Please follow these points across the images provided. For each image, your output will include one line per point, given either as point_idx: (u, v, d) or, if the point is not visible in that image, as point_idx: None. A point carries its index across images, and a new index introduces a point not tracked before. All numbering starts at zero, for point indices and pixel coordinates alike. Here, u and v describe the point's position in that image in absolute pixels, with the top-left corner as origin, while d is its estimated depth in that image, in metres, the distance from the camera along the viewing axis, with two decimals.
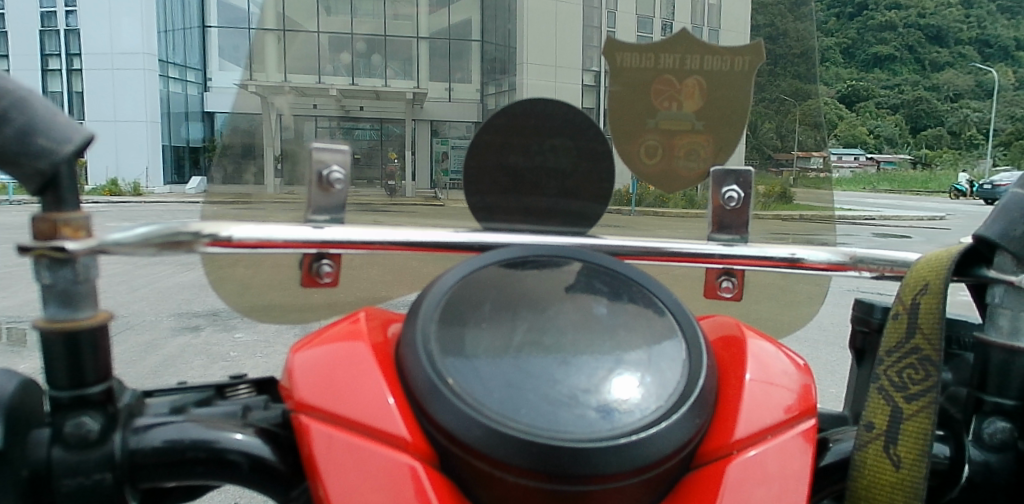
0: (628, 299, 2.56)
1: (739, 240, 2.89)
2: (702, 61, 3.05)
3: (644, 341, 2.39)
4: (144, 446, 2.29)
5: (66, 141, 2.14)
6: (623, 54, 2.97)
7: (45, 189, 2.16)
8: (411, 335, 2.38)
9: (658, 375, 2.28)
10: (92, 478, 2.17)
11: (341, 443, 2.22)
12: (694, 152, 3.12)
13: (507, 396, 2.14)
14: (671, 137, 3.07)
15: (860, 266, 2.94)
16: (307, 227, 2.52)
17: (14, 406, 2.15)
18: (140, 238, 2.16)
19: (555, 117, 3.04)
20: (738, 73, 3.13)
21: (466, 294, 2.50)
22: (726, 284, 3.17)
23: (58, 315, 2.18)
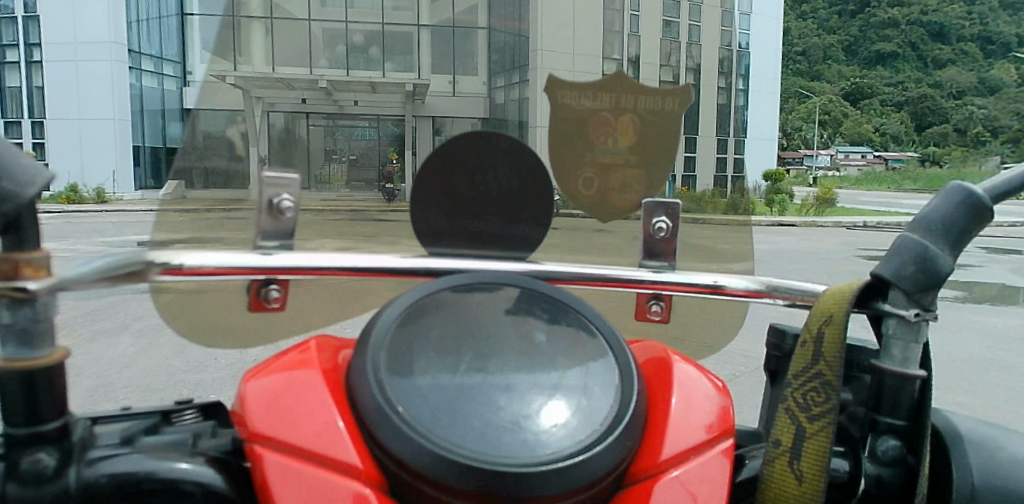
0: (569, 322, 2.38)
1: (668, 269, 2.81)
2: (634, 98, 2.71)
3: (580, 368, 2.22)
4: (99, 477, 2.06)
5: (31, 182, 1.90)
6: (563, 94, 2.66)
7: (9, 227, 1.96)
8: (361, 363, 2.17)
9: (590, 398, 2.13)
10: None
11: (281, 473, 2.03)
12: (629, 184, 2.79)
13: (461, 428, 1.97)
14: (603, 173, 2.75)
15: (777, 293, 2.84)
16: (252, 255, 2.38)
17: None
18: (93, 271, 2.06)
19: (483, 148, 2.73)
20: (664, 107, 2.74)
21: (420, 315, 2.30)
22: (658, 307, 2.79)
23: (17, 354, 2.00)
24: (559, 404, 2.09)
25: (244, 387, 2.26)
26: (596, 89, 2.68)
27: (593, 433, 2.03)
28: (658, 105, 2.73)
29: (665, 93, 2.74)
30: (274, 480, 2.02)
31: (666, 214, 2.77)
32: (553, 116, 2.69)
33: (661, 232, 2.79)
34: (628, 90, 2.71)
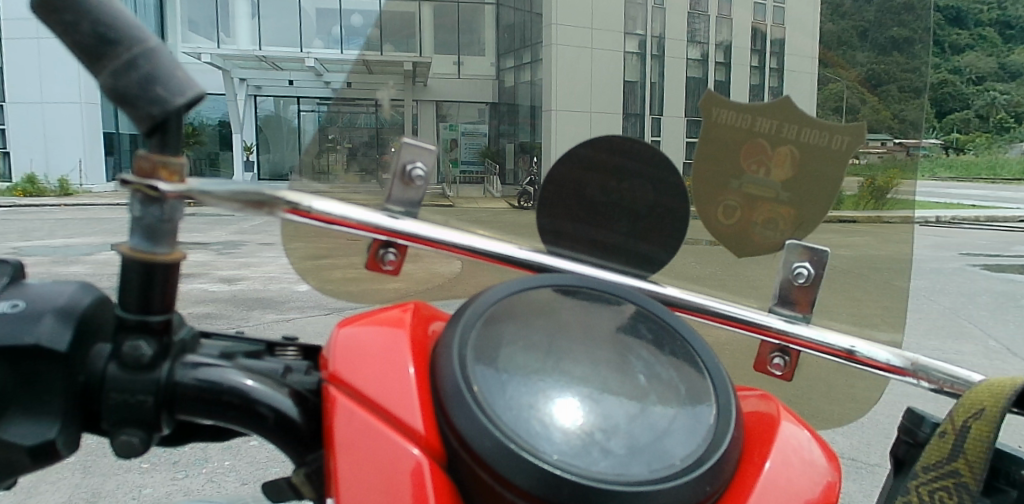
0: (677, 357, 1.94)
1: (801, 319, 2.22)
2: (803, 131, 2.24)
3: (676, 398, 1.82)
4: (189, 380, 1.92)
5: (180, 93, 1.70)
6: (723, 119, 2.26)
7: (155, 132, 1.70)
8: (445, 360, 1.77)
9: (687, 431, 1.75)
10: (136, 398, 1.82)
11: (364, 419, 1.74)
12: (771, 216, 2.30)
13: (528, 426, 1.65)
14: (746, 201, 2.30)
15: (919, 374, 2.18)
16: (382, 215, 2.01)
17: (85, 317, 1.84)
18: (232, 190, 1.73)
19: (628, 149, 2.29)
20: (836, 149, 2.24)
21: (515, 312, 1.92)
22: (781, 361, 2.28)
23: (139, 245, 1.74)
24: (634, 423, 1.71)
25: (334, 336, 1.94)
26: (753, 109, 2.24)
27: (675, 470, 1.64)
28: (822, 140, 2.24)
29: (840, 130, 2.23)
30: (336, 429, 1.76)
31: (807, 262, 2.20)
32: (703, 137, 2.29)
33: (800, 275, 2.18)
34: (819, 120, 2.25)
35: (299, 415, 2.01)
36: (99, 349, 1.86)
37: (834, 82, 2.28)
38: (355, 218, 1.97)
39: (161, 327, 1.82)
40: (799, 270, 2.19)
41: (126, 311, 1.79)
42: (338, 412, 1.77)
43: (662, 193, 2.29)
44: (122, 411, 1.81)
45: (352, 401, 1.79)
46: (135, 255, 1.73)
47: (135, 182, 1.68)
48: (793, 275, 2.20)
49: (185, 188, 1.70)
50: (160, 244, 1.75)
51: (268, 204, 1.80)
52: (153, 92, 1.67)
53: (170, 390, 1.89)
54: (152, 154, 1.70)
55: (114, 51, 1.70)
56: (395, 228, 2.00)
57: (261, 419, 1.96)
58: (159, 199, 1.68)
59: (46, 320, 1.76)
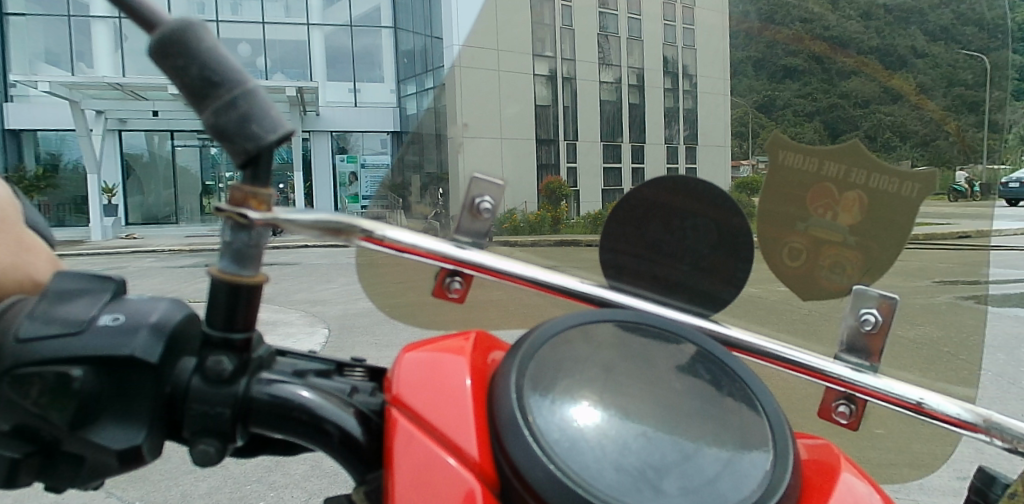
0: (731, 399, 0.98)
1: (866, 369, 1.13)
2: (872, 179, 1.23)
3: (729, 432, 0.92)
4: (262, 395, 1.03)
5: (277, 131, 0.92)
6: (787, 162, 1.26)
7: (247, 169, 0.93)
8: (511, 363, 0.96)
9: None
10: (212, 409, 0.99)
11: (430, 445, 0.89)
12: (836, 266, 1.27)
13: (571, 446, 0.84)
14: (811, 250, 1.27)
15: (992, 432, 1.07)
16: (449, 245, 1.05)
17: (178, 333, 1.01)
18: (314, 220, 0.97)
19: (685, 189, 1.28)
20: (906, 209, 1.22)
21: (574, 354, 0.98)
22: (844, 411, 1.14)
23: (233, 266, 0.94)
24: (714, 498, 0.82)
25: (400, 356, 1.03)
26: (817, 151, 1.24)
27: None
28: (889, 192, 1.23)
29: (914, 170, 1.21)
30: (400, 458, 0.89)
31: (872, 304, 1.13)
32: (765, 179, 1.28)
33: (872, 329, 1.13)
34: (901, 149, 1.22)
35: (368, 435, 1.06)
36: (193, 360, 1.01)
37: (743, 103, 1.35)
38: (425, 244, 1.05)
39: (242, 348, 1.00)
40: (866, 319, 1.14)
41: (211, 325, 0.98)
42: (402, 433, 0.92)
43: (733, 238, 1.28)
44: (203, 432, 0.98)
45: (430, 429, 0.91)
46: (229, 276, 0.94)
47: (230, 210, 0.93)
48: (860, 328, 1.14)
49: (282, 216, 0.94)
50: (255, 265, 0.96)
51: (343, 230, 0.99)
52: (245, 139, 0.91)
53: (249, 410, 1.02)
54: (243, 186, 0.93)
55: (217, 97, 0.91)
56: (461, 253, 1.04)
57: (316, 439, 1.03)
58: (252, 224, 0.93)
59: (143, 327, 0.96)
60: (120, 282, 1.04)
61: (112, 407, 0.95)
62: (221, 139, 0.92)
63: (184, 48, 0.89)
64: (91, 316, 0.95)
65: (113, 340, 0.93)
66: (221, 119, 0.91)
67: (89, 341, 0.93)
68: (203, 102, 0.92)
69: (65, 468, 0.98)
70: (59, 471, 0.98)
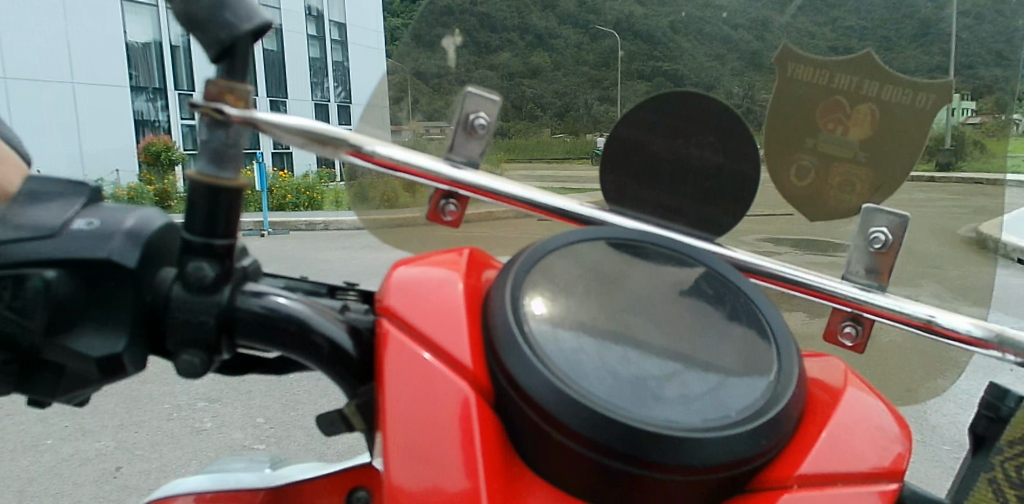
0: (736, 316, 0.54)
1: (877, 287, 0.59)
2: (886, 86, 0.60)
3: (744, 337, 0.52)
4: (256, 309, 0.51)
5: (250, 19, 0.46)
6: (796, 76, 0.63)
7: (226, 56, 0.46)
8: (506, 274, 0.53)
9: (874, 435, 0.48)
10: (195, 322, 0.48)
11: (403, 346, 0.48)
12: (851, 188, 0.63)
13: (576, 350, 0.47)
14: (822, 172, 0.63)
15: (1011, 351, 0.53)
16: (443, 163, 0.60)
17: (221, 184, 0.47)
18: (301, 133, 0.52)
19: (697, 121, 0.66)
20: (919, 131, 0.60)
21: (577, 253, 0.56)
22: (849, 334, 0.60)
23: (212, 172, 0.47)
24: (759, 399, 0.47)
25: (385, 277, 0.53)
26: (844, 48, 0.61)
27: (729, 420, 0.45)
28: (903, 106, 0.60)
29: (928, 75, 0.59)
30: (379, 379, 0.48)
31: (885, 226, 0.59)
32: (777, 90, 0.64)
33: (881, 250, 0.59)
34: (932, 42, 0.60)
35: (362, 352, 0.53)
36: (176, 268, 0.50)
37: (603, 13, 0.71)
38: (417, 160, 0.59)
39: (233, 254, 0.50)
40: (873, 238, 0.59)
41: (187, 229, 0.48)
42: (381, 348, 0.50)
43: (740, 165, 0.66)
44: (186, 333, 0.49)
45: (401, 330, 0.50)
46: (206, 181, 0.47)
47: (202, 103, 0.47)
48: (860, 250, 0.60)
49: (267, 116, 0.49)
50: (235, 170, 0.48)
51: (333, 140, 0.54)
52: (216, 26, 0.45)
53: (233, 324, 0.50)
54: (215, 77, 0.47)
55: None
56: (455, 174, 0.60)
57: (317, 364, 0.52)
58: (231, 125, 0.47)
59: (119, 231, 0.47)
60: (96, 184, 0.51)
61: (90, 314, 0.46)
62: (191, 32, 0.47)
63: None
64: (59, 218, 0.46)
65: (82, 247, 0.45)
66: (190, 7, 0.46)
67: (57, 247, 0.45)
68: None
69: (41, 381, 0.48)
70: (28, 388, 0.48)
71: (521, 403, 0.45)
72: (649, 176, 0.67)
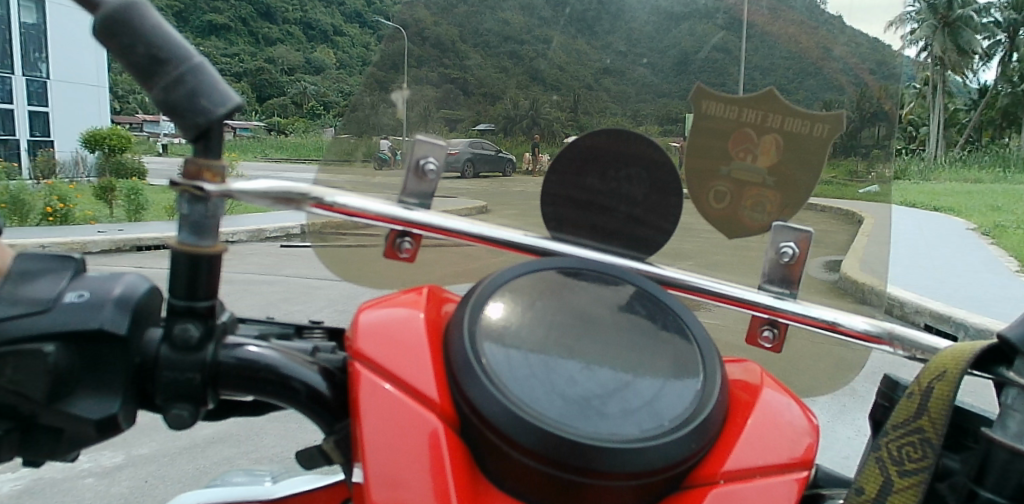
0: (668, 330, 0.60)
1: (789, 294, 0.68)
2: (788, 118, 0.70)
3: (675, 342, 0.59)
4: (231, 360, 0.56)
5: (225, 104, 0.52)
6: (710, 110, 0.72)
7: (201, 140, 0.52)
8: (464, 308, 0.59)
9: (784, 425, 0.57)
10: (183, 379, 0.53)
11: (376, 387, 0.54)
12: (762, 207, 0.72)
13: (530, 377, 0.53)
14: (737, 195, 0.72)
15: (899, 345, 0.64)
16: (398, 206, 0.65)
17: (197, 252, 0.52)
18: (259, 190, 0.55)
19: (633, 152, 0.73)
20: (821, 156, 0.71)
21: (527, 281, 0.62)
22: (767, 337, 0.69)
23: (192, 238, 0.52)
24: (691, 402, 0.54)
25: (355, 320, 0.58)
26: (746, 95, 0.71)
27: (663, 430, 0.51)
28: (801, 134, 0.71)
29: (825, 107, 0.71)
30: (363, 421, 0.53)
31: (791, 240, 0.68)
32: (698, 126, 0.73)
33: (791, 262, 0.68)
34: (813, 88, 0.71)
35: (336, 392, 0.59)
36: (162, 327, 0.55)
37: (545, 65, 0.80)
38: (374, 205, 0.64)
39: (215, 313, 0.55)
40: (783, 252, 0.69)
41: (170, 294, 0.53)
42: (358, 390, 0.54)
43: (666, 190, 0.73)
44: (172, 389, 0.53)
45: (374, 372, 0.55)
46: (186, 250, 0.52)
47: (183, 182, 0.51)
48: (775, 262, 0.69)
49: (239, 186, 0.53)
50: (211, 238, 0.53)
51: (296, 197, 0.58)
52: (194, 112, 0.51)
53: (218, 376, 0.55)
54: (193, 156, 0.52)
55: (164, 81, 0.51)
56: (412, 214, 0.65)
57: (296, 403, 0.58)
58: (210, 200, 0.52)
59: (110, 299, 0.50)
60: (82, 256, 0.54)
61: (86, 381, 0.50)
62: (170, 116, 0.53)
63: (127, 25, 0.50)
64: (53, 291, 0.50)
65: (77, 318, 0.49)
66: (168, 96, 0.51)
67: (53, 322, 0.49)
68: (145, 74, 0.51)
69: (43, 442, 0.52)
70: (27, 448, 0.52)
71: (483, 430, 0.51)
72: (587, 205, 0.74)
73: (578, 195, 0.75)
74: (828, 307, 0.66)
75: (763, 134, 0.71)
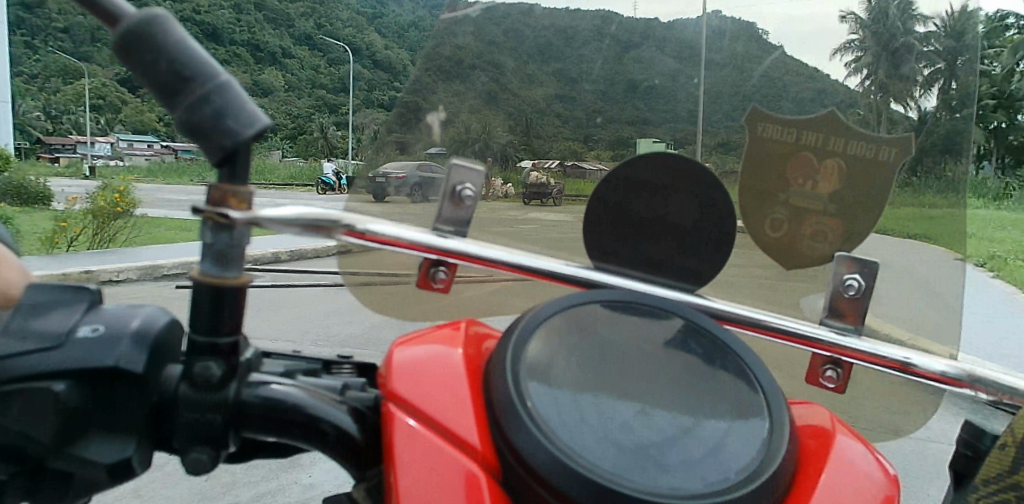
0: (727, 370, 0.55)
1: (853, 331, 0.64)
2: (850, 142, 0.70)
3: (735, 384, 0.55)
4: (255, 400, 0.53)
5: (252, 126, 0.49)
6: (765, 134, 0.72)
7: (224, 163, 0.49)
8: (505, 344, 0.54)
9: (855, 476, 0.52)
10: (198, 420, 0.51)
11: (412, 432, 0.50)
12: (823, 237, 0.72)
13: (580, 423, 0.48)
14: (795, 224, 0.72)
15: (982, 388, 0.59)
16: (435, 234, 0.62)
17: (219, 284, 0.49)
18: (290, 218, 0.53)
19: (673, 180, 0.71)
20: (884, 181, 0.70)
21: (573, 315, 0.57)
22: (831, 377, 0.64)
23: (216, 271, 0.49)
24: (757, 452, 0.49)
25: (391, 359, 0.55)
26: (804, 118, 0.70)
27: (729, 484, 0.46)
28: (868, 160, 0.70)
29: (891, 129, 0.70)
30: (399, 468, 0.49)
31: (857, 273, 0.63)
32: (752, 149, 0.72)
33: (855, 295, 0.63)
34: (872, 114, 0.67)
35: (366, 434, 0.57)
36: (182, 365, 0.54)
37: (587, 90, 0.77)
38: (412, 232, 0.61)
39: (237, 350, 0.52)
40: (846, 285, 0.64)
41: (192, 329, 0.51)
42: (393, 434, 0.51)
43: (723, 221, 0.72)
44: (192, 431, 0.51)
45: (409, 416, 0.51)
46: (209, 281, 0.49)
47: (206, 208, 0.48)
48: (837, 294, 0.64)
49: (269, 212, 0.51)
50: (234, 269, 0.49)
51: (327, 226, 0.54)
52: (219, 134, 0.48)
53: (240, 417, 0.53)
54: (217, 182, 0.49)
55: (189, 99, 0.48)
56: (450, 243, 0.62)
57: (323, 445, 0.55)
58: (235, 227, 0.48)
59: (126, 334, 0.52)
60: (95, 290, 0.58)
61: (99, 421, 0.51)
62: (192, 139, 0.50)
63: (152, 41, 0.48)
64: (66, 325, 0.52)
65: (94, 353, 0.50)
66: (191, 118, 0.48)
67: (66, 359, 0.50)
68: (169, 95, 0.49)
69: (55, 483, 0.52)
70: (41, 490, 0.52)
71: (529, 482, 0.46)
72: (635, 234, 0.71)
73: (622, 222, 0.72)
74: (899, 346, 0.61)
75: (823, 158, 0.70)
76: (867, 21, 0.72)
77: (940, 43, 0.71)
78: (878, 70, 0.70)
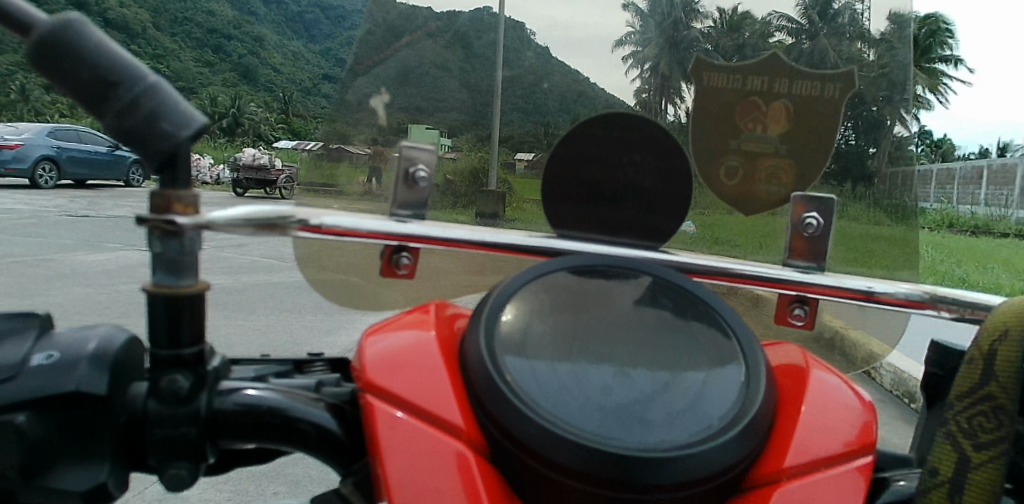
0: (699, 321, 0.56)
1: (815, 266, 0.65)
2: (795, 83, 0.74)
3: (709, 335, 0.55)
4: (233, 410, 0.53)
5: (187, 126, 0.49)
6: (711, 84, 0.75)
7: (165, 167, 0.49)
8: (479, 322, 0.54)
9: (827, 406, 0.53)
10: (165, 434, 0.51)
11: (396, 420, 0.49)
12: (777, 180, 0.75)
13: (563, 389, 0.49)
14: (750, 170, 0.75)
15: (943, 306, 0.61)
16: (391, 221, 0.61)
17: (176, 295, 0.49)
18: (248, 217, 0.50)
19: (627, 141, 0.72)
20: (831, 120, 0.74)
21: (548, 288, 0.57)
22: (799, 315, 0.67)
23: (169, 283, 0.49)
24: (736, 399, 0.50)
25: (366, 353, 0.54)
26: (740, 74, 0.74)
27: (713, 430, 0.47)
28: (813, 96, 0.74)
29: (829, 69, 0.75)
30: (386, 458, 0.48)
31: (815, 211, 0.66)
32: (700, 102, 0.75)
33: (814, 232, 0.65)
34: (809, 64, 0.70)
35: (345, 429, 0.56)
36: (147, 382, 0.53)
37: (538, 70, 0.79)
38: (365, 220, 0.60)
39: (204, 360, 0.52)
40: (806, 223, 0.65)
41: (153, 343, 0.50)
42: (378, 424, 0.50)
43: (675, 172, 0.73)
44: (165, 448, 0.51)
45: (391, 404, 0.51)
46: (164, 292, 0.49)
47: (150, 217, 0.48)
48: (795, 233, 0.66)
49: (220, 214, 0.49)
50: (190, 277, 0.50)
51: (279, 222, 0.52)
52: (157, 138, 0.48)
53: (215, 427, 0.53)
54: (160, 189, 0.49)
55: (121, 106, 0.47)
56: (409, 225, 0.61)
57: (303, 443, 0.55)
58: (185, 233, 0.48)
59: (83, 357, 0.51)
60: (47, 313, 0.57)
61: (66, 447, 0.51)
62: (128, 145, 0.49)
63: (70, 47, 0.46)
64: (18, 356, 0.51)
65: (51, 382, 0.50)
66: (124, 122, 0.47)
67: (19, 390, 0.50)
68: (97, 103, 0.48)
69: None
70: None
71: (521, 456, 0.46)
72: (593, 198, 0.73)
73: (586, 184, 0.73)
74: (862, 277, 0.62)
75: (771, 107, 0.74)
76: (647, 14, 0.77)
77: (716, 41, 0.76)
78: (656, 64, 0.76)
